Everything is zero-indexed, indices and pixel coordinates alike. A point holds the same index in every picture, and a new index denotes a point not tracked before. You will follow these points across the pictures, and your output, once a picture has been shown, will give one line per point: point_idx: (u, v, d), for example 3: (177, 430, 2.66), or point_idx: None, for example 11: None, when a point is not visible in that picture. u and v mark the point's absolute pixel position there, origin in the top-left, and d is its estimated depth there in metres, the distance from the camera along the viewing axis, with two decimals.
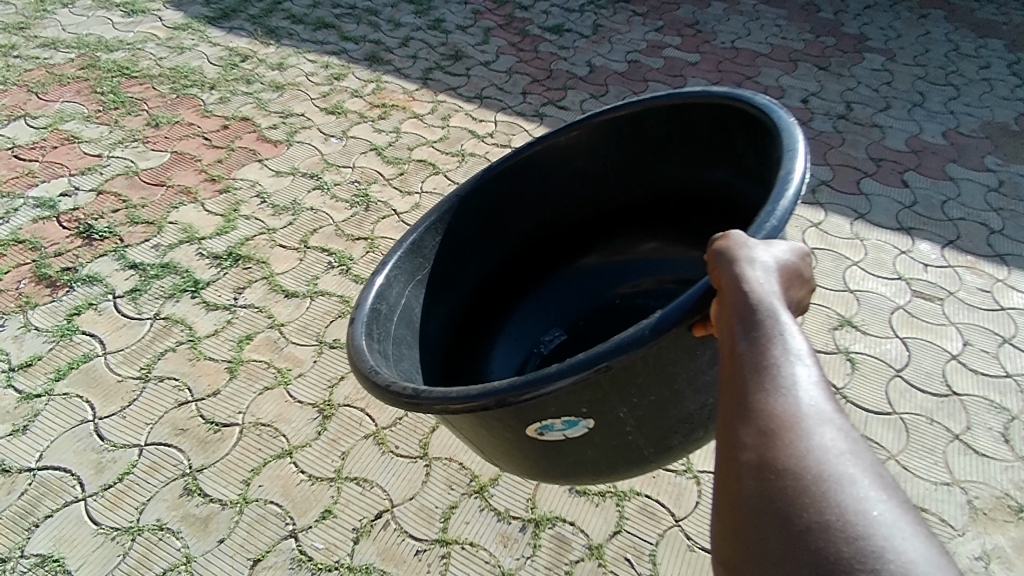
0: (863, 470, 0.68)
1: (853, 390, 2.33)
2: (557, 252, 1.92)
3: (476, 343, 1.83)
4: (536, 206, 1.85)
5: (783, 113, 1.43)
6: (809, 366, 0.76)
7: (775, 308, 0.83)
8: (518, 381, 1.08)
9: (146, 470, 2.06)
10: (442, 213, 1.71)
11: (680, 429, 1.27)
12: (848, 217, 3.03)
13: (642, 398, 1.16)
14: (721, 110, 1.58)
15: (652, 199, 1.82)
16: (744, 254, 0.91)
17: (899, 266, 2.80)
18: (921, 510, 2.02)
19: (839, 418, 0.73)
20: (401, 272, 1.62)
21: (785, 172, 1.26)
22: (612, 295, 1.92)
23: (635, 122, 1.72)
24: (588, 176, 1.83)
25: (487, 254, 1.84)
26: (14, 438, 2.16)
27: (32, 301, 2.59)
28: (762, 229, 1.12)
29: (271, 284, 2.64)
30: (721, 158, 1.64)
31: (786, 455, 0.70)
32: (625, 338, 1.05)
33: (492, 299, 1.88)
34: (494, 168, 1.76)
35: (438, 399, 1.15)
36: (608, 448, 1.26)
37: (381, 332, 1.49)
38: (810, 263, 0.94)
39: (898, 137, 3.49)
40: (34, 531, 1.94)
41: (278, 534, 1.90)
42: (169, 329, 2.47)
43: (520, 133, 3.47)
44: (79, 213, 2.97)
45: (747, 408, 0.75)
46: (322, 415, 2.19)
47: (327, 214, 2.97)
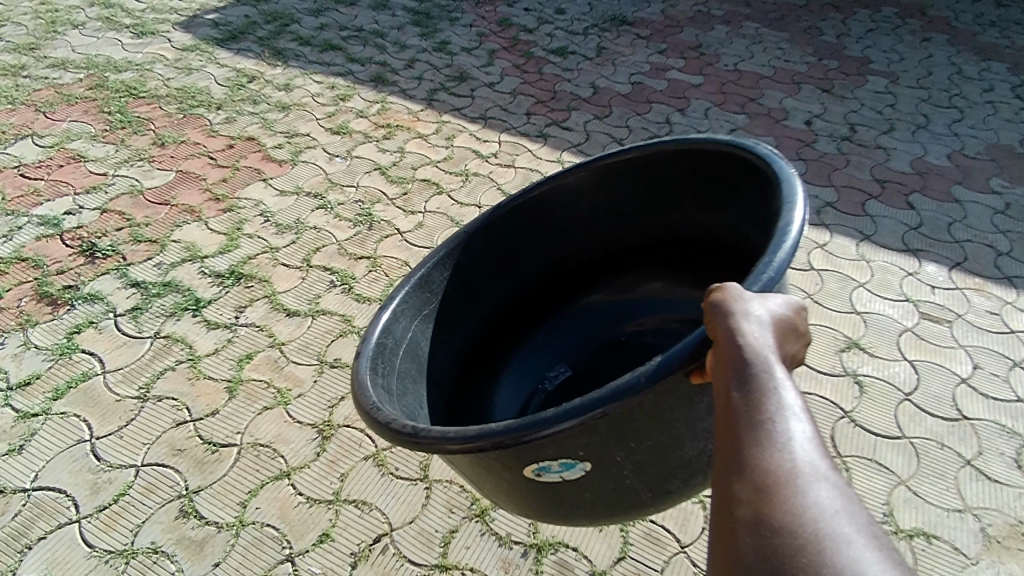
0: (861, 531, 0.66)
1: (861, 413, 2.29)
2: (565, 287, 1.90)
3: (480, 377, 1.80)
4: (544, 243, 1.84)
5: (785, 164, 1.42)
6: (804, 422, 0.74)
7: (769, 360, 0.81)
8: (516, 423, 1.06)
9: (142, 491, 2.03)
10: (450, 248, 1.70)
11: (678, 474, 1.24)
12: (853, 238, 3.01)
13: (640, 443, 1.13)
14: (726, 158, 1.56)
15: (659, 237, 1.80)
16: (739, 306, 0.89)
17: (906, 288, 2.78)
18: (933, 537, 1.97)
19: (834, 477, 0.71)
20: (408, 307, 1.61)
21: (783, 224, 1.23)
22: (619, 332, 1.87)
23: (642, 165, 1.71)
24: (596, 215, 1.82)
25: (493, 291, 1.82)
26: (9, 458, 2.13)
27: (32, 319, 2.58)
28: (759, 279, 1.10)
29: (273, 302, 2.63)
30: (726, 204, 1.62)
31: (781, 513, 0.67)
32: (622, 384, 1.02)
33: (498, 334, 1.85)
34: (504, 206, 1.76)
35: (438, 438, 1.12)
36: (605, 491, 1.23)
37: (386, 367, 1.47)
38: (806, 316, 0.92)
39: (902, 158, 3.49)
40: (26, 554, 1.90)
41: (274, 558, 1.86)
42: (170, 348, 2.46)
43: (524, 153, 3.48)
44: (83, 231, 2.97)
45: (741, 463, 0.73)
46: (322, 436, 2.16)
47: (330, 232, 2.97)
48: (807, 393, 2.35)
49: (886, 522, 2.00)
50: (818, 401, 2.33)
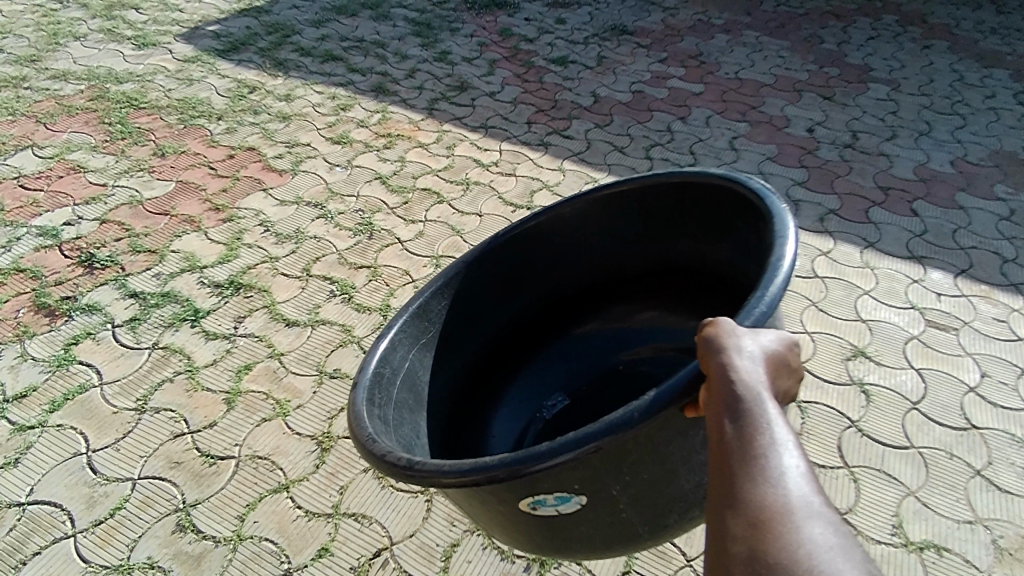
0: (856, 567, 0.66)
1: (868, 422, 2.26)
2: (564, 315, 1.87)
3: (478, 405, 1.77)
4: (544, 270, 1.81)
5: (777, 199, 1.40)
6: (797, 458, 0.76)
7: (761, 397, 0.83)
8: (511, 457, 1.03)
9: (139, 505, 2.00)
10: (450, 277, 1.67)
11: (675, 507, 1.22)
12: (858, 245, 2.98)
13: (636, 476, 1.11)
14: (722, 192, 1.54)
15: (658, 266, 1.77)
16: (732, 341, 0.90)
17: (912, 295, 2.75)
18: (943, 549, 1.93)
19: (829, 512, 0.72)
20: (406, 336, 1.58)
21: (775, 259, 1.23)
22: (616, 360, 1.83)
23: (641, 196, 1.68)
24: (596, 242, 1.79)
25: (492, 319, 1.79)
26: (4, 471, 2.10)
27: (30, 331, 2.55)
28: (750, 315, 1.10)
29: (272, 313, 2.60)
30: (722, 237, 1.60)
31: (777, 550, 0.69)
32: (615, 419, 1.01)
33: (497, 361, 1.82)
34: (503, 235, 1.73)
35: (432, 472, 1.10)
36: (601, 525, 1.20)
37: (383, 397, 1.44)
38: (798, 352, 0.94)
39: (905, 166, 3.47)
40: (21, 569, 1.87)
41: (272, 573, 1.83)
42: (168, 359, 2.43)
43: (525, 162, 3.47)
44: (82, 242, 2.96)
45: (736, 501, 0.74)
46: (321, 448, 2.13)
47: (331, 242, 2.95)
48: (814, 403, 2.32)
49: (896, 535, 1.96)
50: (825, 410, 2.29)
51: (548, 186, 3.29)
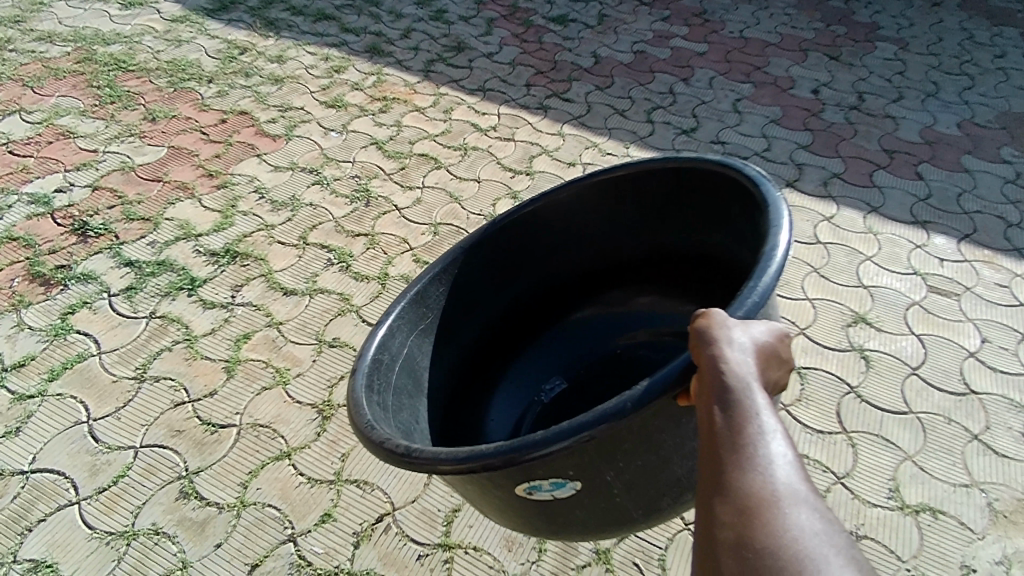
0: (839, 551, 0.70)
1: (868, 388, 2.26)
2: (563, 299, 1.84)
3: (477, 390, 1.75)
4: (542, 255, 1.77)
5: (772, 187, 1.38)
6: (784, 447, 0.79)
7: (751, 388, 0.86)
8: (507, 446, 1.03)
9: (141, 473, 2.00)
10: (449, 262, 1.64)
11: (668, 491, 1.22)
12: (861, 210, 2.95)
13: (629, 462, 1.11)
14: (719, 179, 1.51)
15: (656, 251, 1.74)
16: (723, 333, 0.93)
17: (914, 261, 2.73)
18: (939, 512, 1.95)
19: (815, 499, 0.75)
20: (405, 322, 1.55)
21: (769, 248, 1.22)
22: (614, 345, 1.82)
23: (639, 181, 1.64)
24: (595, 227, 1.75)
25: (491, 306, 1.75)
26: (6, 440, 2.11)
27: (26, 300, 2.53)
28: (741, 306, 1.11)
29: (270, 281, 2.58)
30: (719, 223, 1.58)
31: (763, 535, 0.72)
32: (608, 409, 1.00)
33: (496, 346, 1.79)
34: (501, 221, 1.69)
35: (429, 459, 1.09)
36: (595, 509, 1.20)
37: (382, 383, 1.43)
38: (788, 344, 0.97)
39: (911, 128, 3.41)
40: (27, 536, 1.88)
41: (276, 539, 1.84)
42: (166, 328, 2.42)
43: (524, 126, 3.40)
44: (74, 209, 2.91)
45: (725, 487, 0.78)
46: (322, 416, 2.13)
47: (327, 209, 2.91)
48: (813, 369, 2.32)
49: (892, 499, 1.97)
50: (825, 377, 2.30)
51: (548, 151, 3.23)
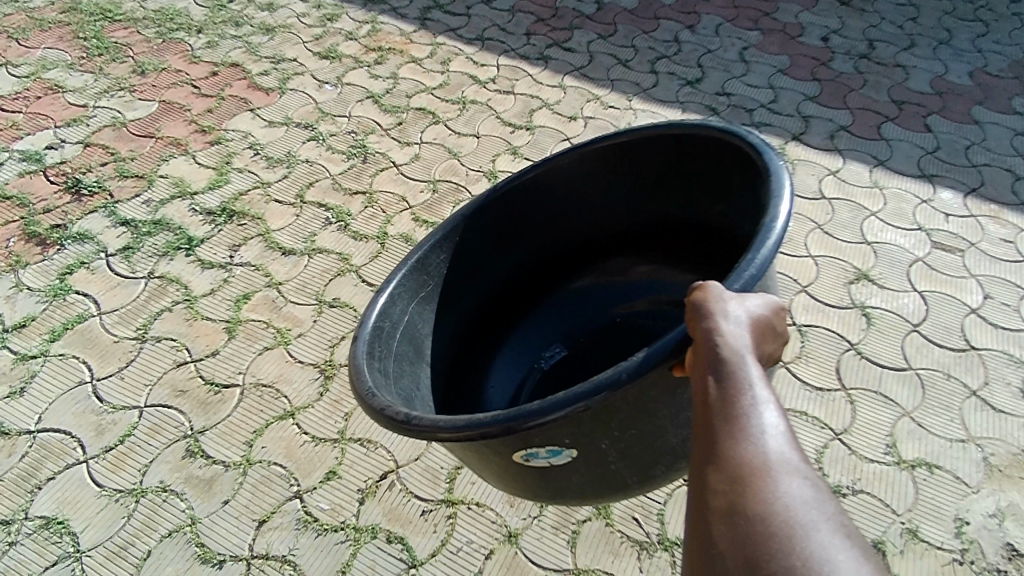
0: (828, 517, 0.72)
1: (868, 345, 2.27)
2: (563, 267, 1.80)
3: (476, 358, 1.73)
4: (542, 223, 1.74)
5: (775, 155, 1.35)
6: (776, 417, 0.81)
7: (744, 360, 0.87)
8: (505, 415, 1.04)
9: (147, 432, 2.02)
10: (450, 230, 1.63)
11: (663, 460, 1.23)
12: (867, 164, 2.90)
13: (624, 432, 1.12)
14: (720, 145, 1.47)
15: (656, 220, 1.70)
16: (719, 307, 0.94)
17: (920, 216, 2.70)
18: (934, 467, 1.98)
19: (805, 468, 0.77)
20: (405, 290, 1.55)
21: (768, 219, 1.20)
22: (613, 314, 1.78)
23: (640, 148, 1.60)
24: (596, 195, 1.71)
25: (490, 274, 1.73)
26: (11, 400, 2.12)
27: (23, 261, 2.51)
28: (739, 279, 1.10)
29: (268, 241, 2.55)
30: (720, 190, 1.54)
31: (755, 501, 0.74)
32: (604, 380, 1.01)
33: (496, 314, 1.77)
34: (500, 188, 1.67)
35: (429, 427, 1.11)
36: (591, 476, 1.22)
37: (383, 350, 1.43)
38: (782, 317, 0.98)
39: (922, 78, 3.32)
40: (37, 494, 1.91)
41: (283, 496, 1.87)
42: (165, 289, 2.40)
43: (524, 78, 3.31)
44: (67, 167, 2.86)
45: (718, 456, 0.80)
46: (324, 376, 2.14)
47: (324, 166, 2.86)
48: (814, 326, 2.32)
49: (890, 454, 2.00)
50: (825, 334, 2.30)
51: (548, 104, 3.15)
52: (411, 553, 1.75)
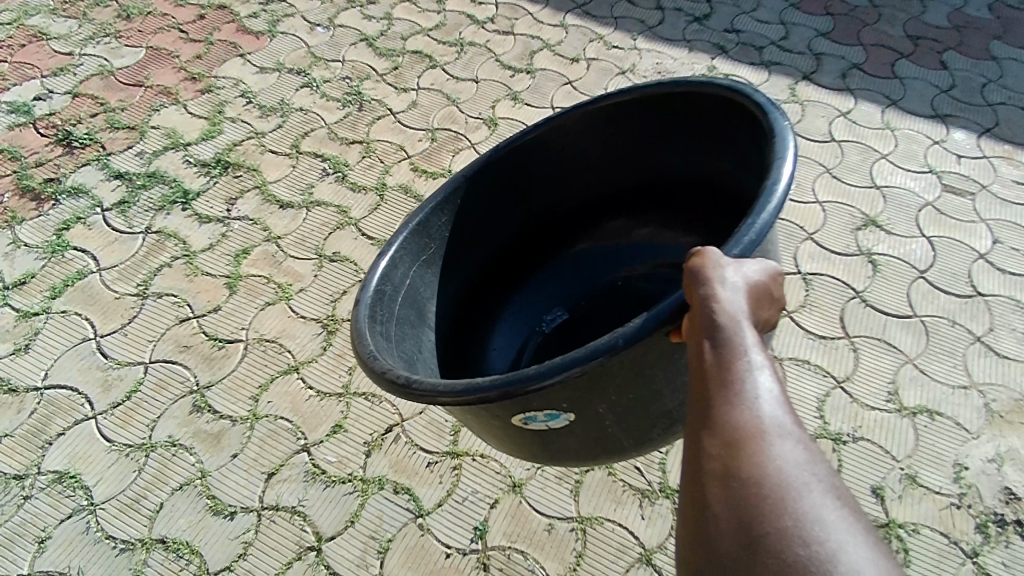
0: (819, 480, 0.75)
1: (873, 293, 2.24)
2: (564, 228, 1.76)
3: (477, 321, 1.70)
4: (544, 184, 1.69)
5: (780, 115, 1.30)
6: (770, 382, 0.83)
7: (741, 326, 0.88)
8: (504, 380, 1.05)
9: (153, 388, 2.03)
10: (450, 192, 1.58)
11: (659, 423, 1.24)
12: (879, 104, 2.81)
13: (620, 396, 1.13)
14: (725, 105, 1.42)
15: (658, 180, 1.66)
16: (716, 274, 0.94)
17: (931, 158, 2.63)
18: (935, 413, 1.99)
19: (798, 431, 0.80)
20: (406, 253, 1.52)
21: (770, 181, 1.18)
22: (613, 277, 1.75)
23: (644, 105, 1.55)
24: (599, 154, 1.66)
25: (492, 237, 1.70)
26: (17, 357, 2.13)
27: (18, 217, 2.48)
28: (738, 244, 1.08)
29: (264, 193, 2.51)
30: (724, 150, 1.50)
31: (749, 465, 0.76)
32: (600, 345, 1.01)
33: (497, 277, 1.74)
34: (501, 149, 1.61)
35: (430, 390, 1.12)
36: (588, 439, 1.23)
37: (385, 313, 1.42)
38: (780, 282, 0.98)
39: (939, 11, 3.18)
40: (48, 449, 1.93)
41: (290, 449, 1.90)
42: (163, 244, 2.38)
43: (524, 17, 3.17)
44: (56, 119, 2.79)
45: (712, 422, 0.82)
46: (326, 330, 2.13)
47: (318, 114, 2.78)
48: (819, 274, 2.29)
49: (891, 401, 2.01)
50: (831, 282, 2.27)
51: (548, 45, 3.03)
52: (417, 504, 1.79)
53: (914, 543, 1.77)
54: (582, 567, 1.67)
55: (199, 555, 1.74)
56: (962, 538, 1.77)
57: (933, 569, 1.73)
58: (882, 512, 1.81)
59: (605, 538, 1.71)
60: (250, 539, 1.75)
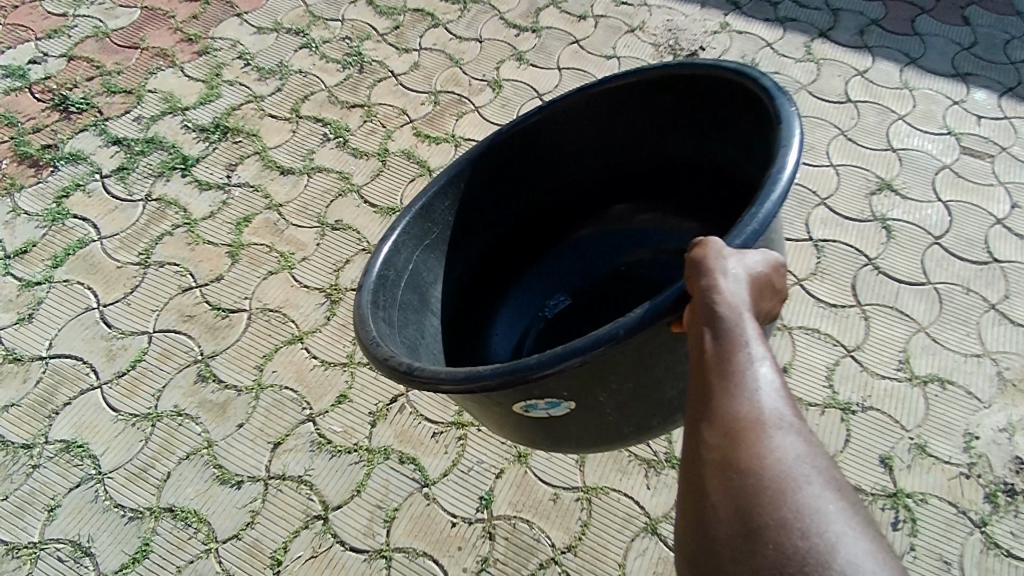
0: (817, 473, 0.76)
1: (886, 260, 2.19)
2: (566, 214, 1.72)
3: (479, 308, 1.67)
4: (547, 168, 1.64)
5: (787, 100, 1.25)
6: (771, 374, 0.82)
7: (742, 317, 0.87)
8: (505, 368, 1.04)
9: (158, 357, 2.03)
10: (452, 176, 1.53)
11: (659, 411, 1.23)
12: (897, 63, 2.70)
13: (621, 385, 1.12)
14: (731, 89, 1.37)
15: (662, 165, 1.61)
16: (719, 263, 0.91)
17: (950, 119, 2.54)
18: (947, 382, 1.96)
19: (797, 423, 0.80)
20: (409, 238, 1.48)
21: (775, 169, 1.13)
22: (616, 263, 1.72)
23: (648, 89, 1.49)
24: (602, 139, 1.61)
25: (494, 222, 1.65)
26: (20, 327, 2.12)
27: (17, 184, 2.44)
28: (740, 235, 1.05)
29: (265, 159, 2.46)
30: (728, 136, 1.45)
31: (749, 458, 0.77)
32: (600, 335, 1.00)
33: (500, 262, 1.70)
34: (503, 132, 1.55)
35: (431, 377, 1.11)
36: (588, 426, 1.23)
37: (387, 299, 1.39)
38: (782, 272, 0.96)
39: None
40: (55, 419, 1.94)
41: (295, 419, 1.90)
42: (164, 212, 2.34)
43: None
44: (52, 82, 2.73)
45: (713, 413, 0.82)
46: (330, 300, 2.11)
47: (318, 77, 2.71)
48: (832, 241, 2.24)
49: (902, 370, 1.98)
50: (843, 250, 2.22)
51: (554, 2, 2.92)
52: (423, 473, 1.79)
53: (922, 512, 1.76)
54: (587, 535, 1.67)
55: (207, 524, 1.75)
56: (970, 508, 1.76)
57: (940, 538, 1.73)
58: (891, 481, 1.80)
59: (611, 508, 1.71)
60: (258, 508, 1.77)
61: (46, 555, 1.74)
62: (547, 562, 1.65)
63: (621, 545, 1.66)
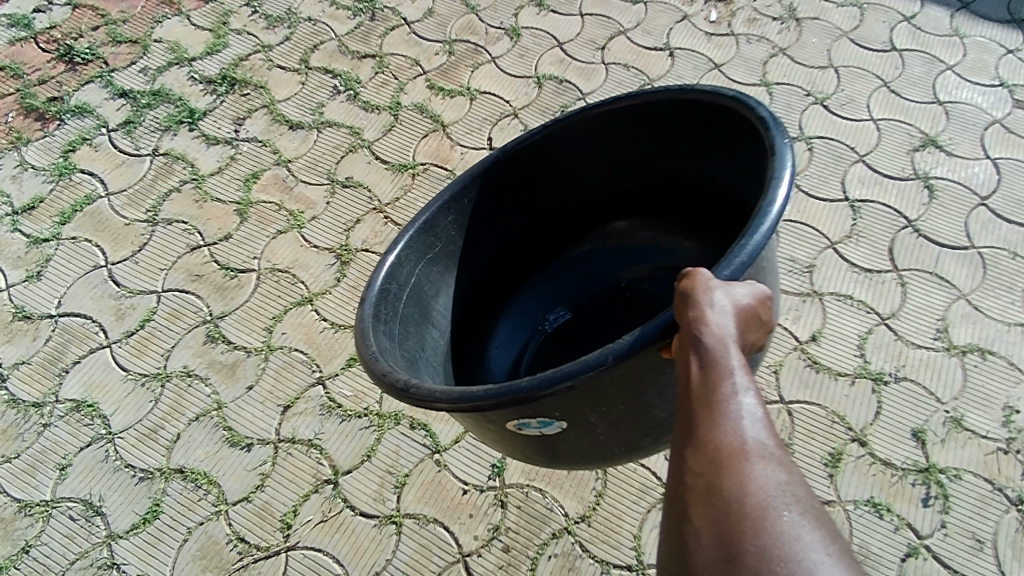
0: (798, 502, 0.72)
1: (927, 222, 2.06)
2: (564, 230, 1.61)
3: (477, 324, 1.56)
4: (546, 186, 1.53)
5: (783, 132, 1.17)
6: (754, 403, 0.79)
7: (727, 348, 0.84)
8: (497, 391, 1.00)
9: (167, 317, 1.99)
10: (452, 193, 1.44)
11: (651, 432, 1.18)
12: (948, 8, 2.50)
13: (613, 407, 1.07)
14: (730, 116, 1.29)
15: (663, 184, 1.51)
16: (707, 295, 0.88)
17: (1003, 69, 2.35)
18: (987, 352, 1.85)
19: (780, 452, 0.76)
20: (412, 253, 1.40)
21: (764, 202, 1.06)
22: (617, 276, 1.61)
23: (648, 111, 1.39)
24: (601, 158, 1.50)
25: (492, 242, 1.55)
26: (29, 285, 2.09)
27: (24, 137, 2.39)
28: (728, 267, 1.00)
29: (273, 113, 2.37)
30: (730, 160, 1.36)
31: (731, 483, 0.73)
32: (589, 360, 0.97)
33: (500, 281, 1.59)
34: (502, 152, 1.45)
35: (426, 396, 1.07)
36: (580, 447, 1.17)
37: (389, 313, 1.32)
38: (769, 305, 0.93)
39: None
40: (65, 378, 1.92)
41: (305, 382, 1.86)
42: (171, 167, 2.28)
43: None
44: (57, 32, 2.64)
45: (697, 438, 0.78)
46: (340, 261, 2.05)
47: (328, 25, 2.58)
48: (869, 202, 2.10)
49: (939, 339, 1.87)
50: (881, 211, 2.08)
51: None
52: (434, 439, 1.75)
53: (955, 489, 1.68)
54: (601, 506, 1.62)
55: (217, 485, 1.74)
56: (1006, 485, 1.68)
57: (973, 515, 1.65)
58: (922, 456, 1.72)
59: (627, 479, 1.66)
60: (267, 471, 1.74)
61: (58, 514, 1.74)
62: (560, 531, 1.61)
63: (637, 516, 1.61)
